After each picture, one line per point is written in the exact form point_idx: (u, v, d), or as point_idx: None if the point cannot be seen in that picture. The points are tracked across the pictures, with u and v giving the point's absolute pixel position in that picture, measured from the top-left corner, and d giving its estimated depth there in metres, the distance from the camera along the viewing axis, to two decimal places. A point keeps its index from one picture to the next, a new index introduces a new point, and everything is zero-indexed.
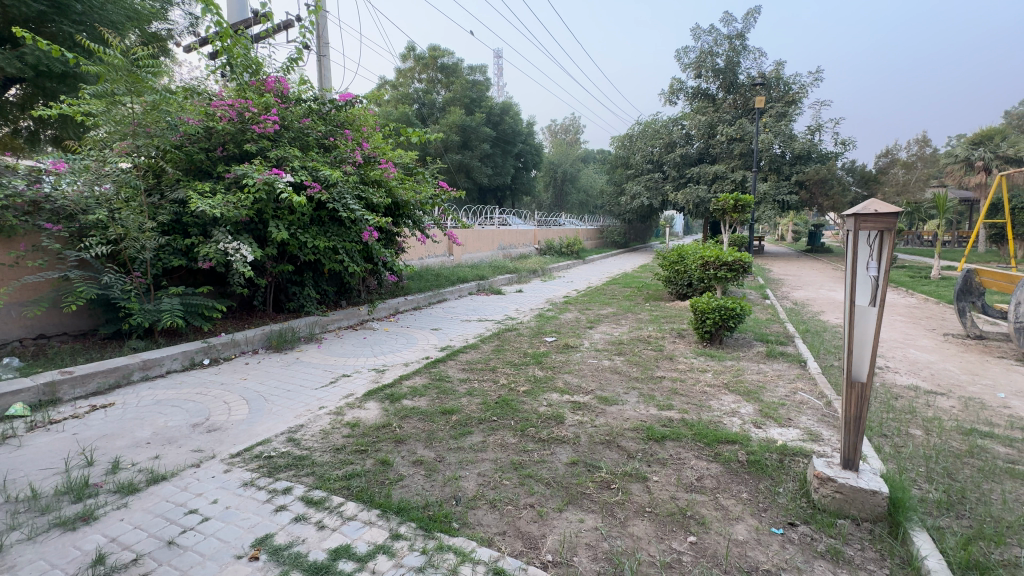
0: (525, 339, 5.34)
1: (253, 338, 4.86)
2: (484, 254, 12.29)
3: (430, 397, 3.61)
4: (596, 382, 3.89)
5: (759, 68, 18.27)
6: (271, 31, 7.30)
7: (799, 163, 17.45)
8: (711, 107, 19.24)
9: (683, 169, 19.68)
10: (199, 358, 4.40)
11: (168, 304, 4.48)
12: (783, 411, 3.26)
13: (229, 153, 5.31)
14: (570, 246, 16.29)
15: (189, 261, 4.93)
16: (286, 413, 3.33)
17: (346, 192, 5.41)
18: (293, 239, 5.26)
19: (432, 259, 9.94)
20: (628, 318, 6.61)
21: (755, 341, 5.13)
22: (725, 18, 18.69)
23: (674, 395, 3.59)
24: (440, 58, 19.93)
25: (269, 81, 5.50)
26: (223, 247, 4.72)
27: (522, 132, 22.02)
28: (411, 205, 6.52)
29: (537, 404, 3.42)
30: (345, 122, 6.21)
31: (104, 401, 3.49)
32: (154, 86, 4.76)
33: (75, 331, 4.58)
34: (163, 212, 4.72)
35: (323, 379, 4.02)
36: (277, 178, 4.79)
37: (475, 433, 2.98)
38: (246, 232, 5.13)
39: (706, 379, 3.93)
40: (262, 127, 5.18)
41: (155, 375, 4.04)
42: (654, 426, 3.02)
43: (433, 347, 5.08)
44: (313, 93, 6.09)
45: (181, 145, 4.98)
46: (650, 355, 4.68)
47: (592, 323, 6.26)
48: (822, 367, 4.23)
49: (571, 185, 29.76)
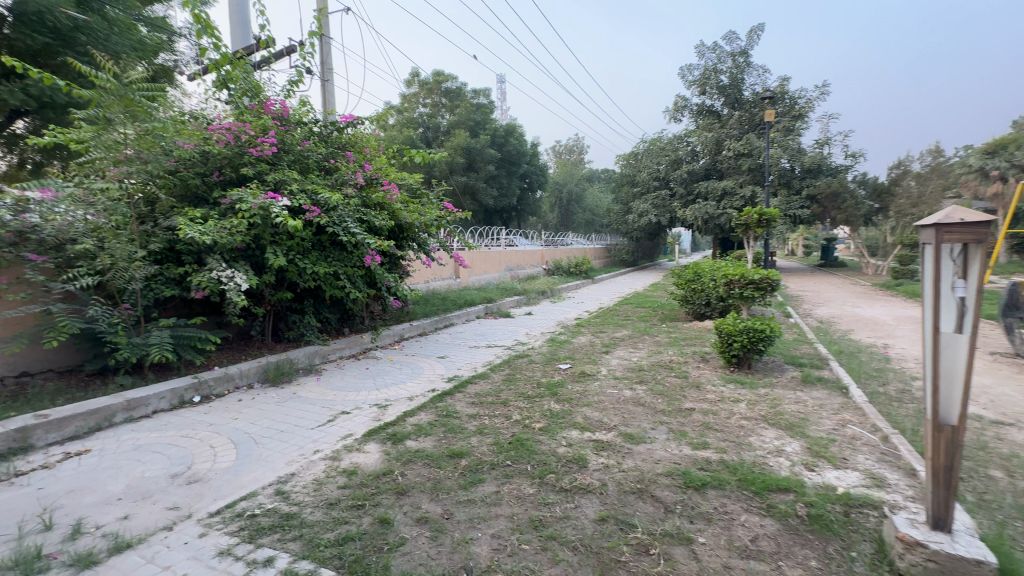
0: (537, 367, 5.00)
1: (248, 372, 4.56)
2: (491, 276, 12.03)
3: (436, 437, 3.27)
4: (619, 417, 3.52)
5: (765, 84, 18.20)
6: (273, 56, 7.23)
7: (810, 177, 17.18)
8: (717, 123, 19.14)
9: (689, 185, 19.56)
10: (189, 395, 4.09)
11: (157, 337, 4.22)
12: (836, 450, 2.88)
13: (226, 178, 5.12)
14: (578, 266, 16.01)
15: (182, 291, 4.68)
16: (276, 459, 3.00)
17: (346, 216, 5.18)
18: (292, 265, 5.01)
19: (438, 282, 9.67)
20: (646, 341, 6.24)
21: (787, 365, 4.74)
22: (728, 36, 18.74)
23: (707, 430, 3.22)
24: (443, 83, 20.09)
25: (269, 103, 5.30)
26: (217, 275, 4.46)
27: (526, 153, 22.03)
28: (416, 227, 6.29)
29: (555, 444, 3.06)
30: (346, 145, 6.05)
31: (80, 447, 3.19)
32: (151, 110, 4.54)
33: (61, 367, 4.32)
34: (155, 240, 4.50)
35: (321, 417, 3.69)
36: (274, 202, 4.55)
37: (488, 481, 2.62)
38: (242, 259, 4.89)
39: (741, 411, 3.55)
40: (259, 150, 4.99)
41: (139, 416, 3.73)
42: (691, 471, 2.65)
43: (440, 377, 4.73)
44: (314, 115, 5.94)
45: (175, 171, 4.80)
46: (675, 383, 4.31)
47: (608, 348, 5.90)
48: (867, 395, 3.83)
49: (577, 205, 29.64)
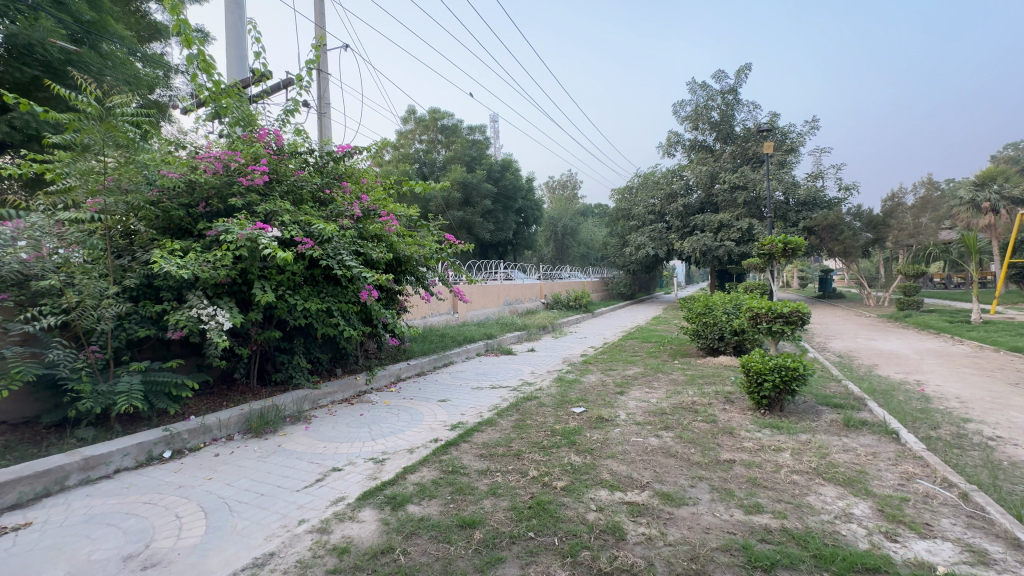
0: (549, 412, 4.56)
1: (228, 422, 4.08)
2: (489, 311, 11.64)
3: (443, 500, 2.81)
4: (650, 471, 3.08)
5: (755, 120, 18.55)
6: (269, 89, 7.07)
7: (805, 209, 17.24)
8: (710, 157, 19.37)
9: (686, 218, 19.61)
10: (158, 450, 3.60)
11: (126, 383, 3.76)
12: (913, 512, 2.46)
13: (213, 209, 4.75)
14: (578, 299, 15.71)
15: (159, 331, 4.26)
16: (254, 532, 2.51)
17: (342, 248, 4.84)
18: (281, 302, 4.62)
19: (435, 317, 9.25)
20: (661, 380, 5.83)
21: (822, 406, 4.35)
22: (717, 75, 19.24)
23: (757, 488, 2.79)
24: (440, 120, 20.33)
25: (263, 133, 5.03)
26: (197, 313, 4.05)
27: (522, 188, 22.12)
28: (414, 260, 5.94)
29: (584, 509, 2.61)
30: (343, 176, 5.78)
31: (19, 520, 2.69)
32: (134, 136, 4.21)
33: (15, 419, 3.84)
34: (131, 276, 4.13)
35: (309, 476, 3.21)
36: (263, 232, 4.19)
37: (509, 561, 2.17)
38: (226, 295, 4.49)
39: (788, 463, 3.14)
40: (250, 179, 4.69)
41: (97, 477, 3.24)
42: (751, 544, 2.22)
43: (443, 424, 4.26)
44: (309, 145, 5.71)
45: (158, 201, 4.43)
46: (704, 428, 3.89)
47: (623, 388, 5.48)
48: (922, 440, 3.43)
49: (572, 239, 29.64)
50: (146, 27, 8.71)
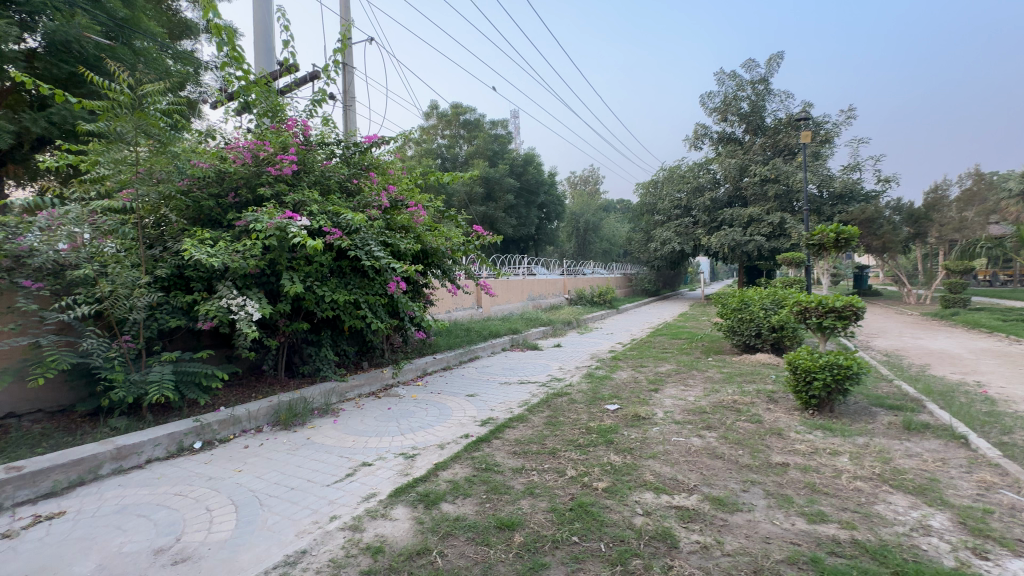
0: (582, 409, 4.39)
1: (257, 413, 4.04)
2: (513, 306, 11.49)
3: (478, 499, 2.68)
4: (697, 474, 2.89)
5: (788, 110, 17.88)
6: (297, 82, 7.05)
7: (841, 203, 16.55)
8: (740, 149, 18.78)
9: (713, 213, 19.10)
10: (189, 441, 3.57)
11: (157, 373, 3.75)
12: (1000, 526, 2.22)
13: (242, 199, 4.73)
14: (602, 295, 15.46)
15: (190, 322, 4.25)
16: (285, 528, 2.43)
17: (370, 239, 4.75)
18: (310, 293, 4.56)
19: (460, 312, 9.15)
20: (696, 378, 5.59)
21: (876, 408, 4.07)
22: (747, 64, 18.62)
23: (817, 495, 2.57)
24: (462, 114, 20.24)
25: (291, 122, 4.97)
26: (227, 303, 4.03)
27: (545, 183, 21.88)
28: (442, 252, 5.83)
29: (629, 512, 2.45)
30: (370, 167, 5.69)
31: (53, 509, 2.67)
32: (165, 125, 4.19)
33: (52, 407, 3.88)
34: (162, 266, 4.12)
35: (339, 470, 3.13)
36: (291, 222, 4.13)
37: (554, 568, 2.02)
38: (256, 286, 4.45)
39: (847, 467, 2.90)
40: (278, 169, 4.64)
41: (130, 467, 3.22)
42: (820, 557, 2.02)
43: (472, 420, 4.14)
44: (336, 136, 5.64)
45: (188, 191, 4.42)
46: (749, 429, 3.67)
47: (656, 385, 5.27)
48: (996, 447, 3.14)
49: (594, 234, 29.25)
50: (177, 24, 8.83)
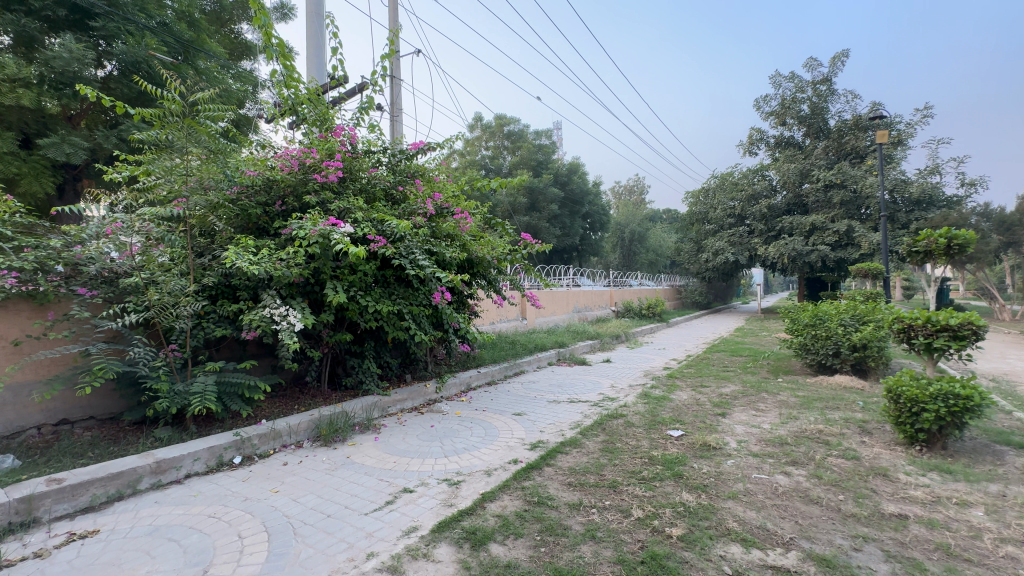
0: (641, 435, 3.97)
1: (298, 427, 3.89)
2: (559, 318, 11.12)
3: (531, 541, 2.34)
4: (791, 523, 2.43)
5: (854, 111, 16.65)
6: (346, 93, 7.09)
7: (918, 209, 15.13)
8: (800, 154, 17.65)
9: (770, 221, 17.99)
10: (229, 455, 3.45)
11: (201, 384, 3.67)
12: None
13: (289, 208, 4.67)
14: (651, 308, 14.83)
15: (235, 331, 4.18)
16: (317, 564, 2.19)
17: (415, 247, 4.56)
18: (353, 303, 4.41)
19: (504, 324, 8.87)
20: (767, 401, 5.01)
21: (1001, 447, 3.41)
22: (808, 64, 17.55)
23: (956, 562, 2.05)
24: (506, 126, 20.26)
25: (338, 130, 4.90)
26: (270, 312, 3.91)
27: (589, 193, 21.47)
28: (487, 261, 5.58)
29: (714, 571, 2.04)
30: (416, 174, 5.54)
31: (89, 526, 2.57)
32: (214, 133, 4.24)
33: (103, 415, 3.90)
34: (209, 274, 4.06)
35: (379, 496, 2.88)
36: (335, 229, 3.99)
37: None
38: (300, 295, 4.35)
39: (987, 525, 2.35)
40: (324, 176, 4.55)
41: (168, 482, 3.11)
42: None
43: (521, 442, 3.81)
44: (382, 144, 5.55)
45: (236, 200, 4.36)
46: (845, 467, 3.14)
47: (723, 409, 4.75)
48: None
49: (641, 245, 28.36)
50: (239, 46, 9.22)
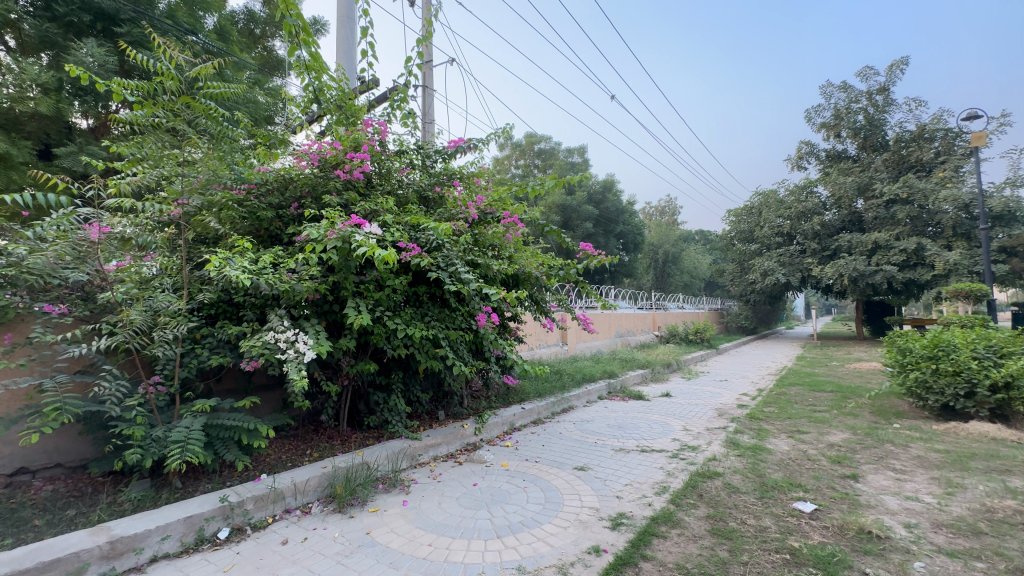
0: (760, 509, 2.93)
1: (305, 487, 3.03)
2: (601, 344, 10.08)
3: None
4: None
5: (917, 121, 15.36)
6: (376, 97, 6.43)
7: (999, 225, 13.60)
8: (856, 168, 16.37)
9: (825, 239, 16.64)
10: (212, 528, 2.59)
11: (184, 429, 2.86)
12: None
13: (306, 211, 3.92)
14: (697, 333, 13.68)
15: (236, 359, 3.39)
16: None
17: (455, 257, 3.74)
18: (379, 326, 3.58)
19: (545, 349, 7.92)
20: (901, 458, 3.88)
21: None
22: (862, 73, 16.45)
23: None
24: (537, 144, 19.70)
25: (366, 122, 4.19)
26: (274, 337, 3.10)
27: (624, 211, 20.57)
28: (535, 278, 4.71)
29: None
30: (454, 176, 4.77)
31: None
32: (218, 118, 3.58)
33: (73, 461, 3.13)
34: (205, 289, 3.32)
35: None
36: (358, 230, 3.19)
37: None
38: (315, 316, 3.54)
39: None
40: (348, 172, 3.80)
41: (124, 570, 2.26)
42: None
43: (597, 516, 2.83)
44: (416, 142, 4.84)
45: (245, 201, 3.68)
46: None
47: (849, 468, 3.66)
48: None
49: (675, 266, 27.08)
50: (271, 61, 8.73)
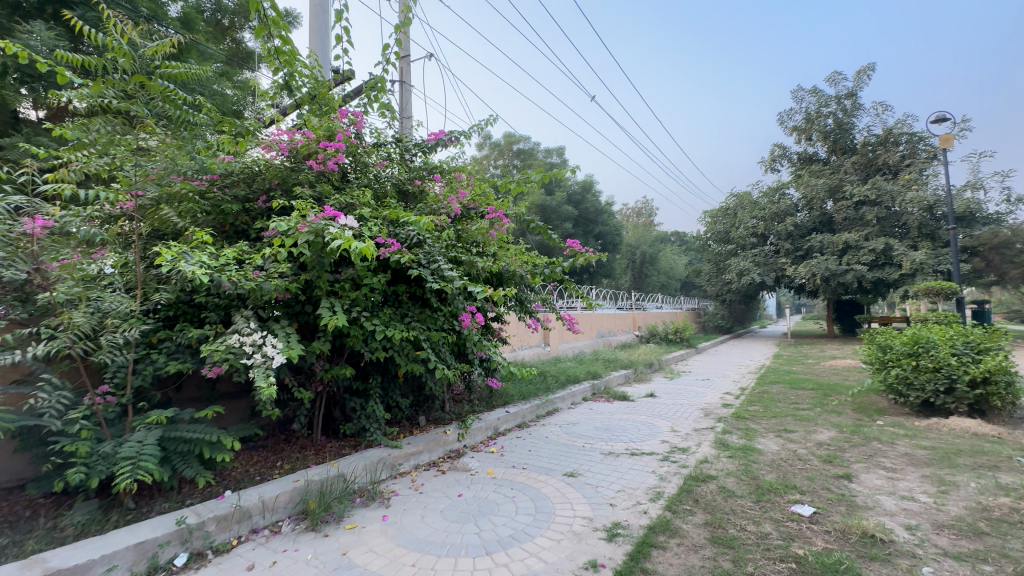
0: (758, 513, 2.81)
1: (275, 503, 2.77)
2: (583, 345, 9.97)
3: None
4: None
5: (884, 125, 15.84)
6: (352, 89, 6.16)
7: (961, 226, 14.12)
8: (827, 170, 16.79)
9: (797, 240, 17.00)
10: (168, 554, 2.32)
11: (137, 443, 2.58)
12: None
13: (275, 204, 3.65)
14: (677, 333, 13.74)
15: (197, 365, 3.11)
16: None
17: (437, 253, 3.53)
18: (356, 328, 3.35)
19: (527, 351, 7.75)
20: (890, 456, 3.86)
21: None
22: (832, 77, 16.88)
23: None
24: (516, 143, 19.55)
25: (340, 111, 3.95)
26: (239, 340, 2.84)
27: (603, 212, 20.62)
28: (519, 276, 4.54)
29: None
30: (434, 169, 4.55)
31: None
32: (177, 101, 3.28)
33: (8, 481, 2.81)
34: (162, 289, 3.03)
35: None
36: (332, 223, 2.96)
37: None
38: (286, 317, 3.28)
39: None
40: (321, 163, 3.56)
41: None
42: None
43: (591, 527, 2.67)
44: (394, 134, 4.61)
45: (207, 193, 3.40)
46: None
47: (840, 467, 3.60)
48: None
49: (652, 267, 27.33)
50: (239, 52, 8.32)
